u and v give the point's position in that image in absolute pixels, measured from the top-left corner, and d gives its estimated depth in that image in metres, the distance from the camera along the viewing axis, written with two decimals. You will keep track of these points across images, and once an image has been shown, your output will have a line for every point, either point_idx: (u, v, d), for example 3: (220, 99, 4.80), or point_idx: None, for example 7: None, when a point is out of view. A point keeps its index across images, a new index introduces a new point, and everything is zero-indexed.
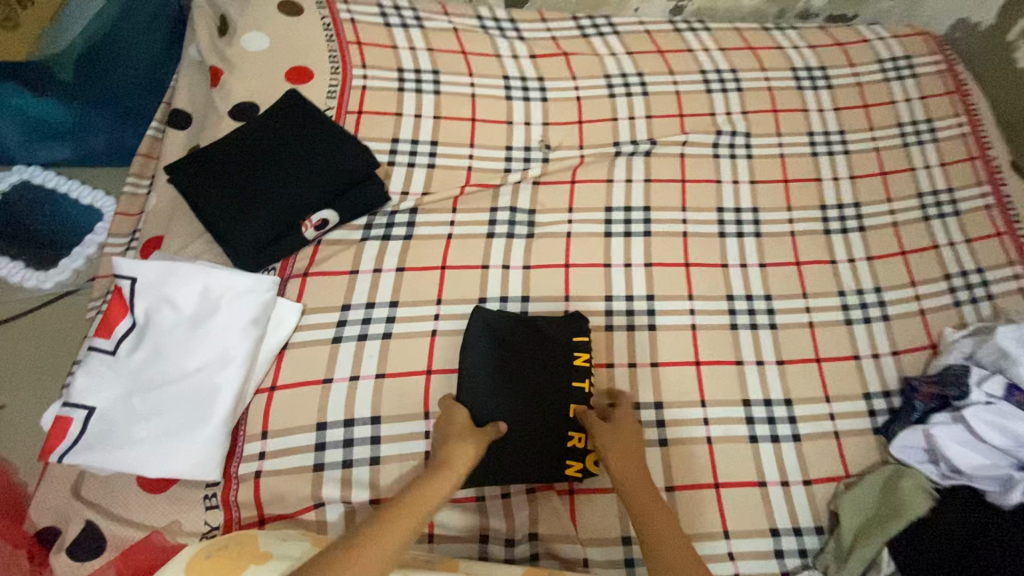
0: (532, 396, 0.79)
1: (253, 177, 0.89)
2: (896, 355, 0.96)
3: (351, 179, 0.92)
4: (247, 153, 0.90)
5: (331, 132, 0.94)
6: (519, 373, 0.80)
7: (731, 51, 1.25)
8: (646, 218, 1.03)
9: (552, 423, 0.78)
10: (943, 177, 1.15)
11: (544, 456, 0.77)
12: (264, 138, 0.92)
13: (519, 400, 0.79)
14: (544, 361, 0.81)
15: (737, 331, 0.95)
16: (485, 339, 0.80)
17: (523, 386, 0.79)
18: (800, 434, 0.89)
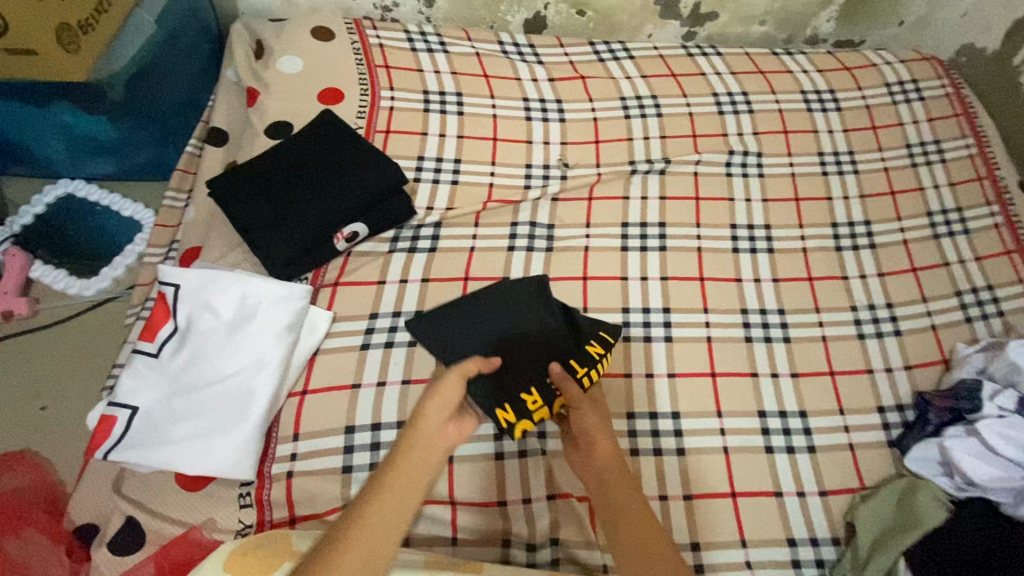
0: (522, 339, 0.78)
1: (286, 190, 0.94)
2: (909, 369, 0.98)
3: (378, 194, 0.96)
4: (280, 169, 0.95)
5: (362, 150, 0.99)
6: (516, 326, 0.79)
7: (742, 75, 1.30)
8: (661, 233, 1.06)
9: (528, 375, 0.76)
10: (952, 197, 1.18)
11: (491, 388, 0.73)
12: (296, 156, 0.97)
13: (511, 345, 0.78)
14: (555, 330, 0.79)
15: (752, 344, 0.97)
16: (512, 299, 0.81)
17: (522, 339, 0.78)
18: (816, 446, 0.90)
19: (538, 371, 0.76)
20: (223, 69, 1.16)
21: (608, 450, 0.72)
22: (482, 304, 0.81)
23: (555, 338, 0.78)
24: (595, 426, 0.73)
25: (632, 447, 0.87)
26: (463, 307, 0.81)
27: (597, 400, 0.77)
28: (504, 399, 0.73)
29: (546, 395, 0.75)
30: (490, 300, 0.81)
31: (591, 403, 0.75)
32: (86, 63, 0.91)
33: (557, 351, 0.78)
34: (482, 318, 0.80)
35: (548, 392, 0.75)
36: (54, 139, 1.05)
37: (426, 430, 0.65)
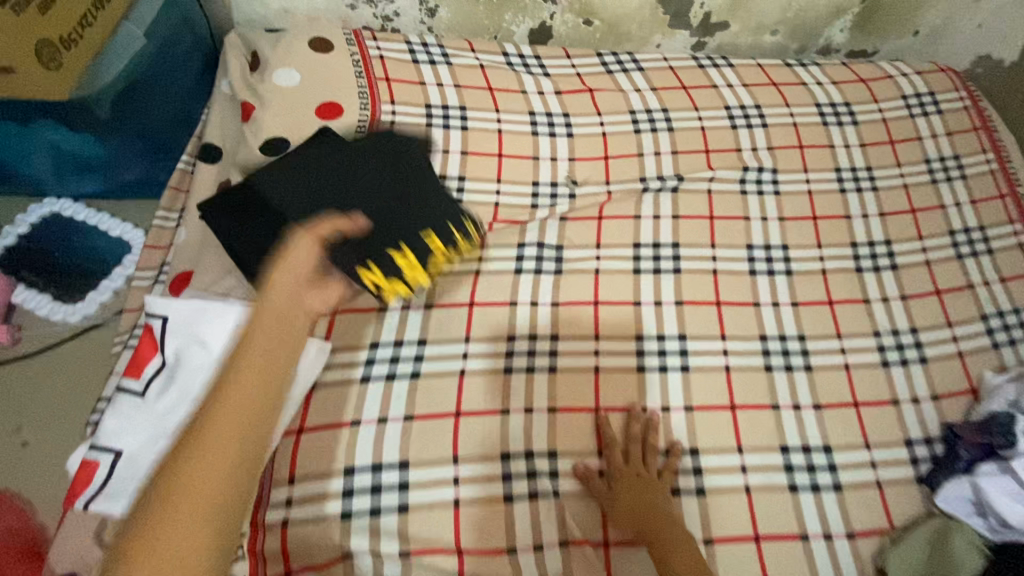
0: (372, 202, 0.87)
1: (295, 202, 0.85)
2: (936, 400, 0.94)
3: (390, 205, 0.88)
4: (288, 181, 0.87)
5: (371, 160, 0.92)
6: (372, 189, 0.89)
7: (754, 87, 1.26)
8: (675, 254, 1.02)
9: (397, 233, 0.85)
10: (974, 215, 1.14)
11: (356, 248, 0.78)
12: (303, 166, 0.89)
13: (372, 207, 0.87)
14: (413, 202, 0.90)
15: (772, 373, 0.93)
16: (368, 167, 0.92)
17: (381, 205, 0.87)
18: (842, 483, 0.86)
19: (398, 232, 0.85)
20: (218, 81, 1.11)
21: (670, 526, 0.76)
22: (332, 168, 0.90)
23: (426, 204, 0.90)
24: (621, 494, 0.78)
25: None
26: (323, 172, 0.89)
27: (642, 471, 0.81)
28: (370, 257, 0.80)
29: (410, 250, 0.85)
30: (342, 164, 0.91)
31: (632, 477, 0.80)
32: (67, 81, 0.86)
33: (414, 220, 0.87)
34: (329, 180, 0.88)
35: (407, 248, 0.85)
36: (39, 157, 1.00)
37: (279, 299, 0.56)
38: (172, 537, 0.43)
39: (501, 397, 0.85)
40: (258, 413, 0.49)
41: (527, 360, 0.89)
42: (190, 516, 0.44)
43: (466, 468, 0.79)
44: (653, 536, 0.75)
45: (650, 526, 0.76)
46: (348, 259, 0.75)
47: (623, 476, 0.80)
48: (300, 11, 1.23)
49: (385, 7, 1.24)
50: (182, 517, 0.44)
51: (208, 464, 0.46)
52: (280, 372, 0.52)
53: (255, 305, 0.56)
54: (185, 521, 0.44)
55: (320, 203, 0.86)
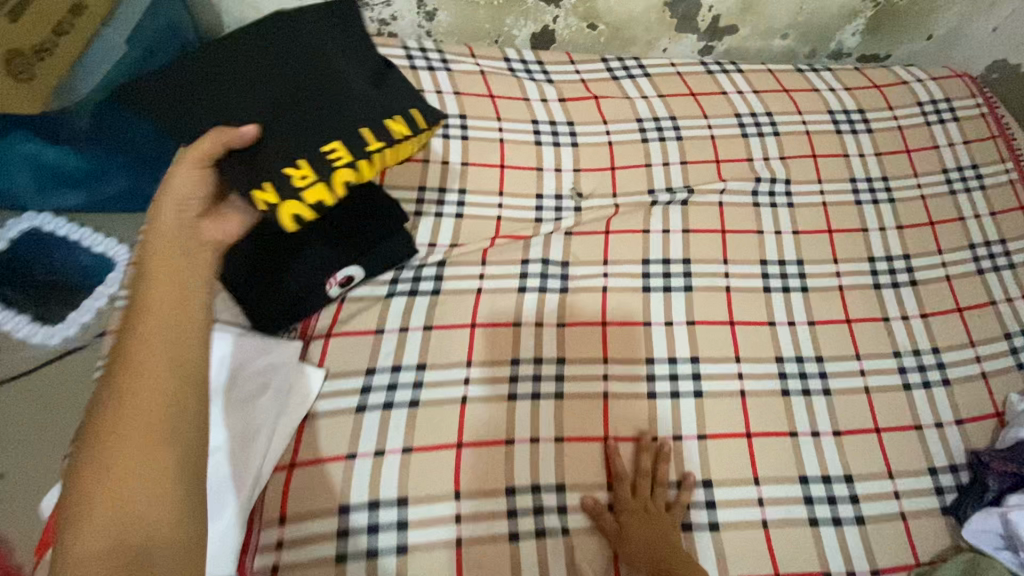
0: (275, 110, 0.79)
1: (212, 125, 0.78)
2: (961, 425, 0.89)
3: (317, 125, 0.79)
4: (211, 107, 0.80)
5: (300, 72, 0.83)
6: (279, 96, 0.80)
7: (765, 94, 1.21)
8: (686, 271, 0.97)
9: (298, 138, 0.77)
10: (994, 227, 1.10)
11: (249, 170, 0.74)
12: (225, 81, 0.82)
13: (275, 116, 0.79)
14: (326, 113, 0.80)
15: (789, 398, 0.88)
16: (281, 75, 0.82)
17: (284, 114, 0.79)
18: (864, 516, 0.82)
19: (302, 146, 0.77)
20: None
21: (681, 560, 0.72)
22: (240, 73, 0.82)
23: (332, 112, 0.80)
24: (632, 519, 0.75)
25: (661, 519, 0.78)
26: (230, 80, 0.82)
27: (653, 502, 0.77)
28: (266, 179, 0.74)
29: (312, 168, 0.77)
30: (252, 71, 0.82)
31: (642, 511, 0.76)
32: (42, 95, 0.80)
33: (319, 135, 0.78)
34: (236, 91, 0.81)
35: (308, 165, 0.77)
36: (15, 167, 0.93)
37: (152, 286, 0.58)
38: (129, 481, 0.48)
39: (505, 426, 0.81)
40: (168, 361, 0.53)
41: (532, 386, 0.85)
42: (136, 461, 0.49)
43: (469, 504, 0.76)
44: (662, 567, 0.71)
45: (663, 560, 0.72)
46: (242, 181, 0.73)
47: (628, 508, 0.76)
48: None
49: (382, 10, 1.19)
50: (128, 463, 0.48)
51: (134, 412, 0.50)
52: (170, 330, 0.55)
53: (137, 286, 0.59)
54: (132, 465, 0.48)
55: (230, 98, 0.81)
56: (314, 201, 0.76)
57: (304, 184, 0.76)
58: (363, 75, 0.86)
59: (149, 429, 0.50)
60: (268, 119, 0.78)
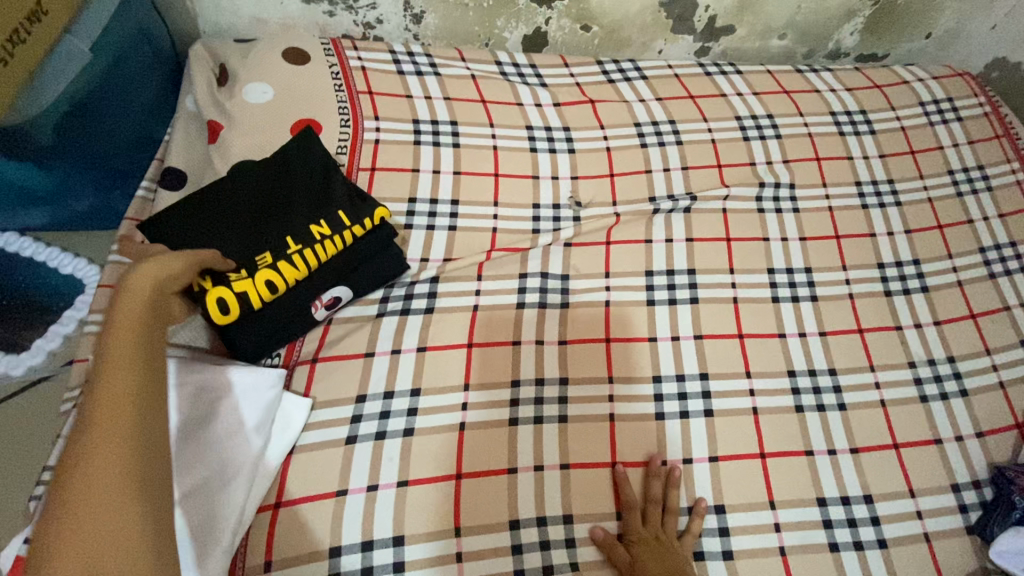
0: (243, 218, 0.79)
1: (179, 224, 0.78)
2: (981, 437, 0.86)
3: (275, 226, 0.79)
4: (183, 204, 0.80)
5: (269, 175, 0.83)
6: (246, 203, 0.81)
7: (765, 96, 1.17)
8: (691, 282, 0.93)
9: (247, 244, 0.77)
10: (1004, 229, 1.07)
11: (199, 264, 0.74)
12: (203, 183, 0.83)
13: (239, 222, 0.79)
14: (287, 216, 0.80)
15: (804, 415, 0.84)
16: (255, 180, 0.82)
17: (249, 220, 0.79)
18: (886, 538, 0.77)
19: (254, 247, 0.77)
20: (180, 96, 1.01)
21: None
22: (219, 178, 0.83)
23: (291, 214, 0.80)
24: (645, 550, 0.70)
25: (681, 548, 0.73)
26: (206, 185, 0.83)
27: (662, 528, 0.73)
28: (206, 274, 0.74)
29: (250, 270, 0.76)
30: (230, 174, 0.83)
31: (651, 539, 0.71)
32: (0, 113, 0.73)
33: (276, 235, 0.78)
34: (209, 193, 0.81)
35: (250, 268, 0.76)
36: None
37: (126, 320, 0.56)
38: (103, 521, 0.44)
39: (507, 453, 0.76)
40: (145, 410, 0.52)
41: (533, 410, 0.80)
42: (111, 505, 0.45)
43: (471, 541, 0.71)
44: None
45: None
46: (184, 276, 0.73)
47: (638, 538, 0.71)
48: (273, 19, 1.13)
49: (366, 14, 1.14)
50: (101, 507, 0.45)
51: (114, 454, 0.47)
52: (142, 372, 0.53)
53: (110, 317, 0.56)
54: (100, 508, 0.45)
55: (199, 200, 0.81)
56: (239, 293, 0.74)
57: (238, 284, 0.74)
58: (328, 174, 0.85)
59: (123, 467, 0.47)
60: (233, 226, 0.78)
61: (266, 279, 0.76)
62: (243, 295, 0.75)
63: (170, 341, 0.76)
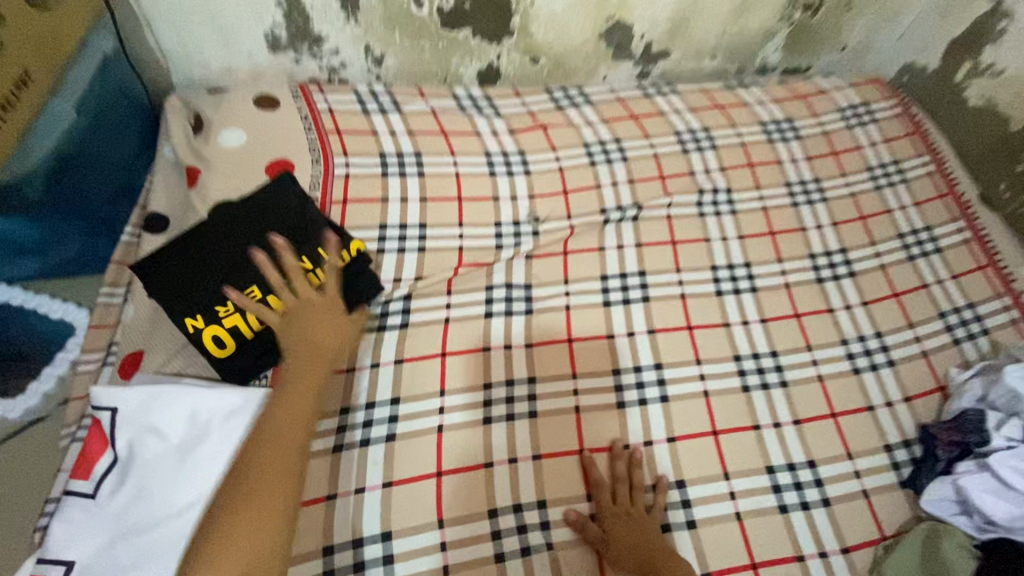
0: (238, 256, 0.85)
1: (177, 262, 0.83)
2: (909, 401, 0.96)
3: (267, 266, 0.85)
4: (181, 242, 0.85)
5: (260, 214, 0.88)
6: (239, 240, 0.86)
7: (700, 111, 1.30)
8: (642, 282, 1.02)
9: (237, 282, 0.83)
10: (919, 216, 1.20)
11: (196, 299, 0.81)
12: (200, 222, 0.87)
13: (233, 259, 0.84)
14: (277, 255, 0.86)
15: (750, 393, 0.93)
16: (250, 218, 0.88)
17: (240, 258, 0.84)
18: (830, 497, 0.86)
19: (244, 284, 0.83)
20: (158, 145, 1.10)
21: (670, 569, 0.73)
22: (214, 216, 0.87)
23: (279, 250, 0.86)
24: (620, 519, 0.78)
25: None
26: (201, 223, 0.86)
27: (630, 506, 0.80)
28: (202, 309, 0.81)
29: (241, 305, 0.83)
30: (224, 214, 0.87)
31: (621, 514, 0.78)
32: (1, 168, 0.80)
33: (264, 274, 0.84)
34: (206, 231, 0.85)
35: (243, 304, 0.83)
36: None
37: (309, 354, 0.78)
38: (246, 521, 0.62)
39: (483, 449, 0.83)
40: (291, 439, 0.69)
41: (505, 408, 0.87)
42: (260, 527, 0.62)
43: (454, 531, 0.77)
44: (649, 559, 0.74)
45: (648, 563, 0.74)
46: (181, 311, 0.81)
47: (610, 511, 0.79)
48: (243, 69, 1.22)
49: (330, 59, 1.23)
50: (253, 527, 0.62)
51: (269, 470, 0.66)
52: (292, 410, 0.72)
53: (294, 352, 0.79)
54: (262, 521, 0.62)
55: (195, 238, 0.85)
56: (231, 327, 0.82)
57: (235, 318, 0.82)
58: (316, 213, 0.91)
59: (285, 500, 0.65)
60: (228, 265, 0.84)
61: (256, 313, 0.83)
62: (236, 328, 0.82)
63: (166, 369, 0.83)
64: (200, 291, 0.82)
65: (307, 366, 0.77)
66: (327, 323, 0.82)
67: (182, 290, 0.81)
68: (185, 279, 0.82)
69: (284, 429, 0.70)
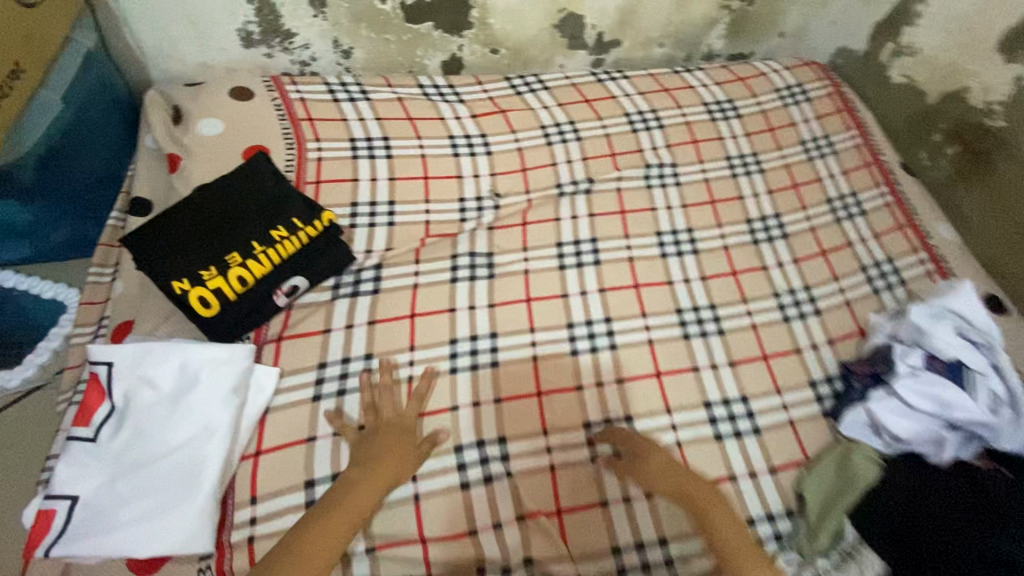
0: (219, 227, 0.94)
1: (164, 234, 0.92)
2: (832, 344, 1.07)
3: (246, 235, 0.95)
4: (167, 217, 0.93)
5: (238, 191, 0.98)
6: (220, 214, 0.95)
7: (649, 94, 1.40)
8: (594, 248, 1.13)
9: (218, 248, 0.93)
10: (847, 183, 1.32)
11: (181, 265, 0.90)
12: (184, 200, 0.96)
13: (214, 230, 0.94)
14: (254, 224, 0.96)
15: (690, 340, 1.04)
16: (228, 193, 0.97)
17: (221, 229, 0.94)
18: (760, 426, 0.96)
19: (224, 251, 0.93)
20: (140, 136, 1.16)
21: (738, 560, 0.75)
22: (196, 195, 0.96)
23: (256, 221, 0.96)
24: (644, 451, 0.86)
25: (592, 455, 0.90)
26: (185, 201, 0.96)
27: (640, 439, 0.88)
28: (187, 273, 0.90)
29: (222, 269, 0.91)
30: (206, 192, 0.97)
31: (643, 447, 0.87)
32: None
33: (242, 241, 0.94)
34: (189, 208, 0.95)
35: (224, 268, 0.92)
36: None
37: (379, 467, 0.79)
38: None
39: (449, 395, 0.92)
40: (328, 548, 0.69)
41: (470, 359, 0.96)
42: None
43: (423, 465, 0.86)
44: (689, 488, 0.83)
45: (683, 493, 0.83)
46: (167, 276, 0.89)
47: (631, 444, 0.87)
48: (218, 64, 1.29)
49: (301, 53, 1.31)
50: None
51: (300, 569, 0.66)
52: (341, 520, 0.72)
53: (365, 462, 0.80)
54: None
55: (179, 213, 0.94)
56: (214, 289, 0.90)
57: (216, 280, 0.90)
58: (287, 189, 1.01)
59: None
60: (209, 235, 0.93)
61: (237, 275, 0.92)
62: (218, 289, 0.90)
63: (156, 333, 0.91)
64: (185, 258, 0.91)
65: (363, 484, 0.76)
66: (399, 450, 0.82)
67: (168, 257, 0.90)
68: (170, 248, 0.91)
69: (329, 537, 0.70)
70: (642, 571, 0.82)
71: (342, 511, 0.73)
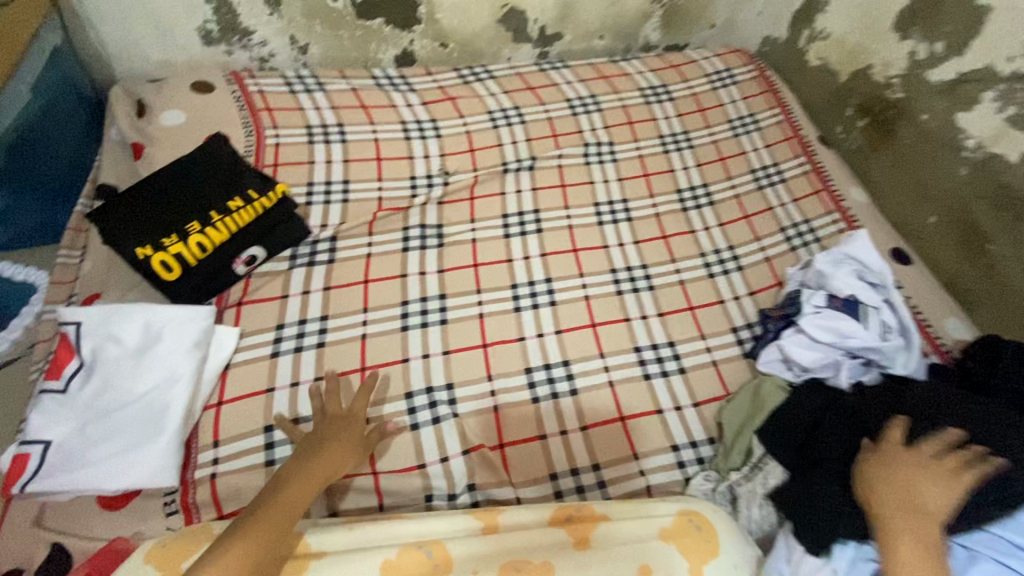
0: (180, 201, 1.03)
1: (129, 208, 1.01)
2: (753, 295, 1.18)
3: (204, 206, 1.04)
4: (131, 195, 1.02)
5: (196, 169, 1.07)
6: (181, 190, 1.05)
7: (589, 81, 1.51)
8: (536, 218, 1.22)
9: (179, 219, 1.01)
10: (769, 155, 1.44)
11: (145, 235, 0.99)
12: (145, 180, 1.04)
13: (175, 204, 1.03)
14: (211, 197, 1.05)
15: (623, 296, 1.13)
16: (187, 171, 1.07)
17: (182, 204, 1.03)
18: (686, 367, 1.06)
19: (184, 221, 1.01)
20: (106, 127, 1.23)
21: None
22: (157, 176, 1.06)
23: (214, 195, 1.05)
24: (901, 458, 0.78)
25: (533, 397, 0.99)
26: (147, 180, 1.05)
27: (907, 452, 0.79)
28: (150, 241, 0.98)
29: (183, 237, 1.00)
30: (167, 173, 1.06)
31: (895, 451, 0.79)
32: None
33: (200, 211, 1.03)
34: (151, 185, 1.04)
35: (184, 236, 1.00)
36: None
37: (332, 449, 0.82)
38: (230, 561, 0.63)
39: (400, 349, 1.00)
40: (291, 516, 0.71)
41: (420, 318, 1.05)
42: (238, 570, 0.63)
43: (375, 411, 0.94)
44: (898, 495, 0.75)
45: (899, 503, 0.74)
46: (132, 244, 0.98)
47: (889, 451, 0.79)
48: (180, 62, 1.37)
49: (259, 50, 1.40)
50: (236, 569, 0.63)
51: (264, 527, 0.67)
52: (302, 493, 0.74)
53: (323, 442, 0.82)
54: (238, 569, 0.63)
55: (142, 191, 1.03)
56: (175, 254, 0.98)
57: (177, 246, 0.99)
58: (242, 167, 1.10)
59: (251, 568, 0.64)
60: (171, 208, 1.02)
61: (197, 242, 1.00)
62: (180, 254, 0.99)
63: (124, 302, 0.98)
64: (148, 228, 1.00)
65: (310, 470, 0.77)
66: (344, 438, 0.83)
67: (133, 228, 0.99)
68: (134, 220, 1.00)
69: (290, 505, 0.71)
70: (576, 492, 0.92)
71: (303, 484, 0.75)
